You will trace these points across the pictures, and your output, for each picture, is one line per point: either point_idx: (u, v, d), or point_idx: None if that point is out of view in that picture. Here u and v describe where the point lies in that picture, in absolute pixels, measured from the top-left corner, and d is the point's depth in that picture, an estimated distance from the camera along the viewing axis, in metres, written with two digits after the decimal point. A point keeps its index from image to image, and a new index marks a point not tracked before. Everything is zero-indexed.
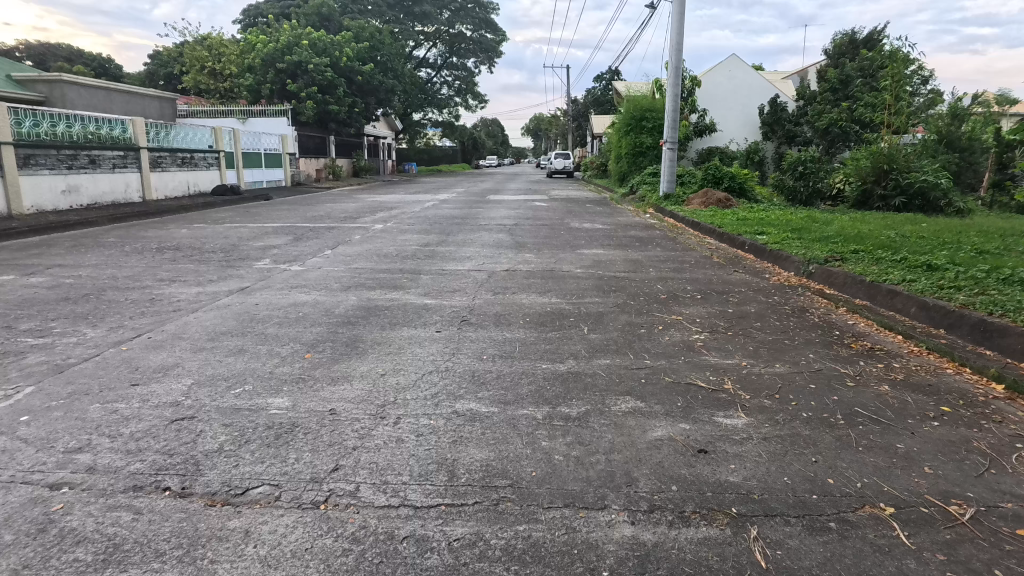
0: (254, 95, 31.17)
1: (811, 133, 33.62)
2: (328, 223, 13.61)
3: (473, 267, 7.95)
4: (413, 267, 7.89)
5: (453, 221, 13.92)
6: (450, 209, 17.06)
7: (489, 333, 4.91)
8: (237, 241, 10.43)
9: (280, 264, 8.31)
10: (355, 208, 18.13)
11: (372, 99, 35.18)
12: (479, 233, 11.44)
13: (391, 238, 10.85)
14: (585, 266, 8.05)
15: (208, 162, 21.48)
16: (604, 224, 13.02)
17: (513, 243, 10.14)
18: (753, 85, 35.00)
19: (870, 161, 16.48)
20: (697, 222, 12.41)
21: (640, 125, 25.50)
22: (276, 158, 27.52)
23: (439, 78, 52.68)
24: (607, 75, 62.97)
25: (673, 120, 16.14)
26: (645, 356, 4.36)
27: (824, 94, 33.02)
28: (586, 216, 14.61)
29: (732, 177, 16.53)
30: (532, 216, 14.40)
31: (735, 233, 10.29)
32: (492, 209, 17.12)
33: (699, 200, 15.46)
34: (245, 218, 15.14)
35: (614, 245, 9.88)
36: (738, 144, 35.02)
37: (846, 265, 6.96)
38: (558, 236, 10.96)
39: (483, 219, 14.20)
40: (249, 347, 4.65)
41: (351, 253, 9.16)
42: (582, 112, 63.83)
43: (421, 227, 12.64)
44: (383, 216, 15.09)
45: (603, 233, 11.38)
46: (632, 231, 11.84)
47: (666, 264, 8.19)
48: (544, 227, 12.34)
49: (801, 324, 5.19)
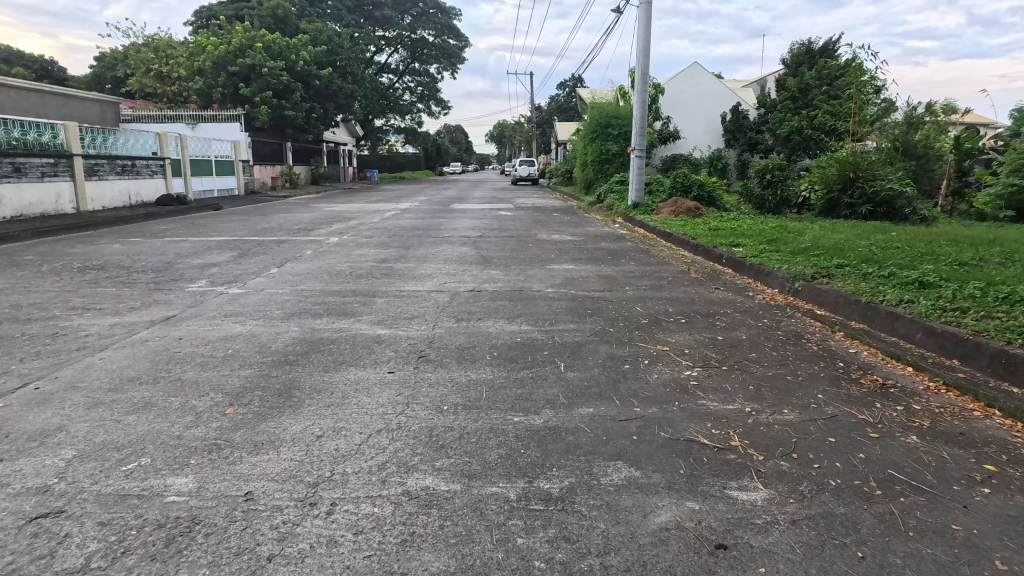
0: (204, 99, 29.72)
1: (773, 140, 33.96)
2: (279, 235, 12.69)
3: (434, 287, 7.24)
4: (367, 288, 7.15)
5: (414, 232, 13.18)
6: (412, 219, 16.31)
7: (452, 374, 4.22)
8: (173, 257, 9.47)
9: (217, 286, 7.44)
10: (310, 218, 17.18)
11: (331, 104, 34.06)
12: (441, 246, 10.75)
13: (346, 253, 10.05)
14: (555, 284, 7.43)
15: (152, 170, 20.15)
16: (573, 235, 12.47)
17: (477, 258, 9.47)
18: (716, 93, 35.28)
19: (837, 169, 16.40)
20: (669, 232, 11.97)
21: (605, 132, 25.17)
22: (229, 165, 26.23)
23: (401, 83, 51.73)
24: (571, 82, 62.96)
25: (641, 126, 15.74)
26: (633, 402, 3.74)
27: (784, 102, 33.38)
28: (553, 226, 14.04)
29: (701, 185, 16.22)
30: (497, 227, 13.76)
31: (710, 245, 9.82)
32: (455, 219, 16.42)
33: (669, 209, 15.10)
34: (189, 230, 14.06)
35: (585, 259, 9.30)
36: (701, 150, 35.09)
37: (835, 282, 6.52)
38: (526, 249, 10.35)
39: (445, 230, 13.50)
40: (159, 399, 3.85)
41: (300, 271, 8.35)
42: (546, 118, 63.71)
43: (380, 240, 11.85)
44: (340, 228, 14.22)
45: (573, 245, 10.81)
46: (602, 242, 11.30)
47: (642, 281, 7.63)
48: (511, 239, 11.72)
49: (800, 355, 4.65)
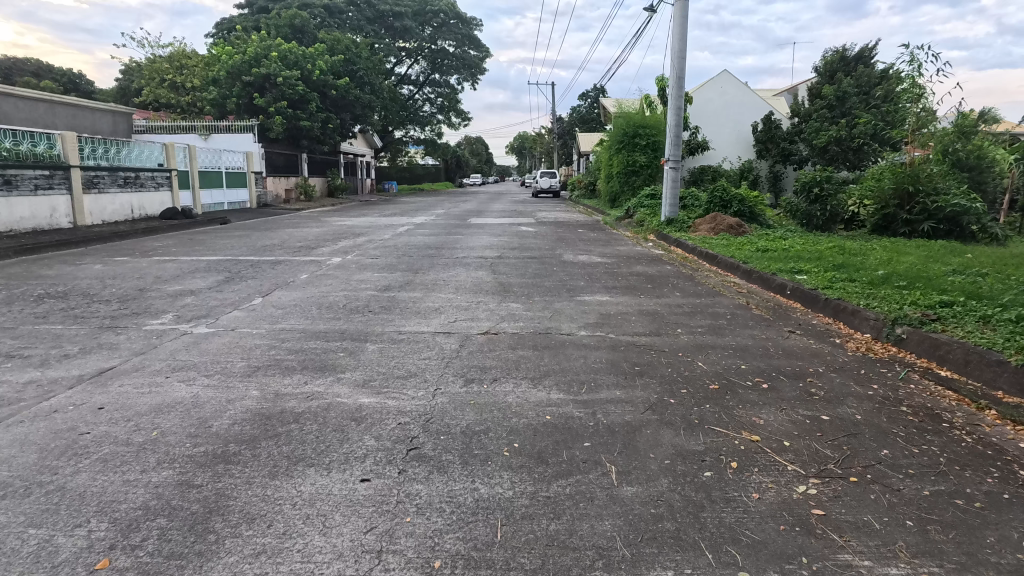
0: (219, 110, 29.07)
1: (807, 151, 32.16)
2: (277, 254, 11.54)
3: (441, 327, 5.93)
4: (360, 328, 5.87)
5: (425, 251, 11.92)
6: (426, 235, 15.12)
7: (451, 487, 2.89)
8: (149, 284, 8.33)
9: (183, 323, 6.24)
10: (317, 234, 16.10)
11: (347, 114, 33.29)
12: (455, 270, 9.46)
13: (346, 278, 8.83)
14: (588, 323, 6.05)
15: (157, 183, 19.27)
16: (603, 256, 11.10)
17: (494, 286, 8.14)
18: (746, 102, 33.77)
19: (893, 183, 14.76)
20: (713, 254, 10.52)
21: (632, 143, 23.80)
22: (240, 178, 25.44)
23: (421, 94, 51.03)
24: (593, 92, 61.72)
25: (676, 135, 14.34)
26: (735, 556, 2.37)
27: (819, 111, 31.50)
28: (580, 246, 12.65)
29: (742, 200, 14.75)
30: (518, 246, 12.45)
31: (767, 272, 8.34)
32: (472, 235, 15.14)
33: (707, 226, 13.69)
34: (185, 248, 13.01)
35: (621, 288, 7.91)
36: (731, 162, 33.98)
37: (953, 331, 5.04)
38: (551, 275, 9.00)
39: (460, 249, 12.23)
40: (15, 531, 2.58)
41: (285, 303, 7.12)
42: (567, 130, 62.56)
43: (386, 261, 10.60)
44: (345, 246, 13.03)
45: (604, 270, 9.43)
46: (638, 266, 9.91)
47: (695, 321, 6.21)
48: (532, 261, 10.37)
49: (956, 458, 3.23)
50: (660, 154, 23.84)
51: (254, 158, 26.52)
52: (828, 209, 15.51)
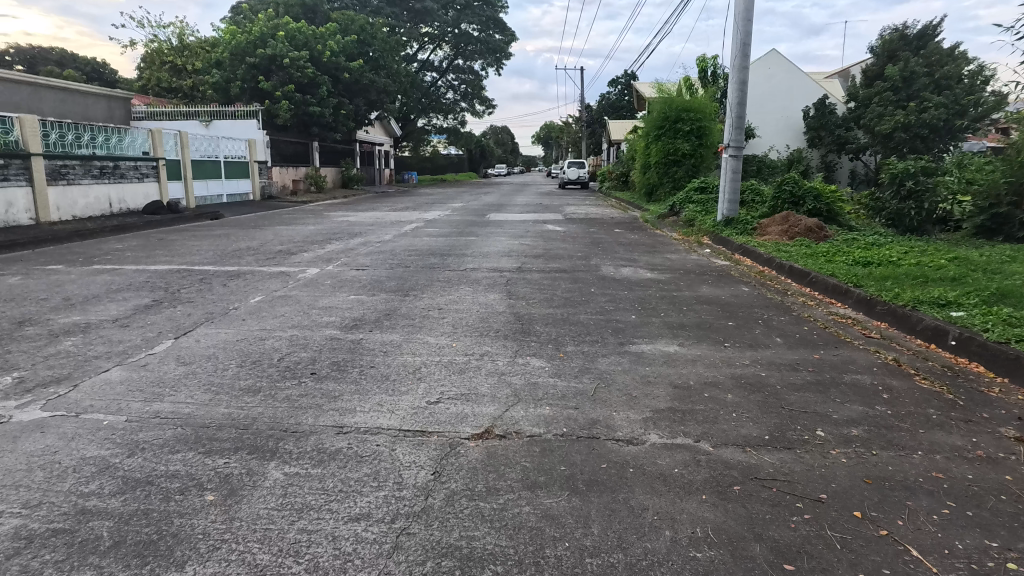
0: (224, 96, 27.15)
1: (866, 139, 28.81)
2: (244, 264, 9.34)
3: (411, 418, 3.57)
4: (274, 420, 3.52)
5: (427, 259, 9.62)
6: (436, 236, 12.84)
7: None
8: (41, 313, 6.13)
9: (15, 396, 3.98)
10: (310, 233, 13.92)
11: (361, 100, 31.19)
12: (459, 292, 7.07)
13: (308, 304, 6.53)
14: (662, 412, 3.63)
15: (141, 173, 17.29)
16: (652, 269, 8.63)
17: (509, 321, 5.73)
18: (796, 86, 30.80)
19: (1009, 174, 11.43)
20: (800, 269, 7.95)
21: (672, 129, 21.11)
22: (241, 168, 23.51)
23: (444, 81, 48.61)
24: (623, 78, 58.61)
25: (738, 116, 11.73)
26: None
27: (881, 94, 27.98)
28: (621, 253, 10.18)
29: (817, 196, 12.06)
30: (542, 253, 10.06)
31: (904, 306, 5.76)
32: (489, 237, 12.75)
33: (778, 228, 11.05)
34: (145, 252, 10.91)
35: (694, 330, 5.44)
36: (778, 152, 31.03)
37: None
38: (586, 301, 6.60)
39: (472, 256, 9.88)
40: None
41: (196, 354, 4.83)
42: (595, 118, 59.64)
43: (374, 274, 8.31)
44: (335, 250, 10.80)
45: (661, 294, 6.95)
46: (704, 287, 7.39)
47: (838, 409, 3.73)
48: (562, 277, 7.96)
49: None
50: (705, 142, 21.06)
51: (257, 146, 24.50)
52: (925, 209, 12.42)
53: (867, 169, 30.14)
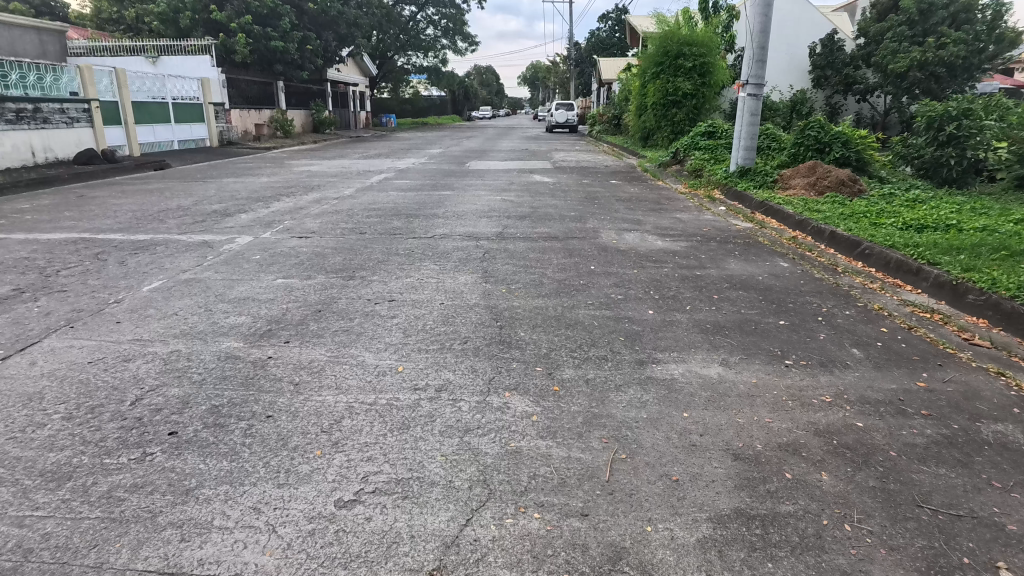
0: (174, 28, 24.38)
1: (875, 78, 26.83)
2: (163, 229, 7.63)
3: (304, 549, 2.08)
4: (53, 568, 2.01)
5: (389, 220, 7.98)
6: (405, 190, 11.14)
7: None
8: None
9: None
10: (261, 185, 12.10)
11: (329, 34, 28.41)
12: (419, 271, 5.48)
13: (216, 294, 4.93)
14: (728, 527, 2.17)
15: (69, 118, 15.11)
16: (662, 234, 7.07)
17: (483, 322, 4.19)
18: (802, 20, 28.49)
19: None
20: (847, 237, 6.42)
21: (673, 65, 19.10)
22: (194, 110, 21.18)
23: (422, 15, 45.14)
24: (614, 13, 55.02)
25: (760, 46, 9.89)
26: None
27: (895, 28, 25.69)
28: (621, 211, 8.59)
29: (846, 142, 10.41)
30: (527, 213, 8.44)
31: (1013, 298, 4.29)
32: (467, 190, 11.06)
33: (805, 182, 9.45)
34: (52, 213, 9.13)
35: (739, 337, 3.95)
36: (781, 93, 29.06)
37: None
38: (585, 284, 5.08)
39: (443, 216, 8.26)
40: None
41: (14, 390, 3.27)
42: (584, 57, 56.42)
43: (319, 244, 6.69)
44: (282, 208, 9.09)
45: (681, 273, 5.42)
46: (732, 261, 5.87)
47: (1010, 508, 2.29)
48: (551, 247, 6.39)
49: None
50: (708, 80, 19.08)
51: (211, 86, 22.06)
52: (968, 158, 10.80)
53: (873, 111, 28.28)
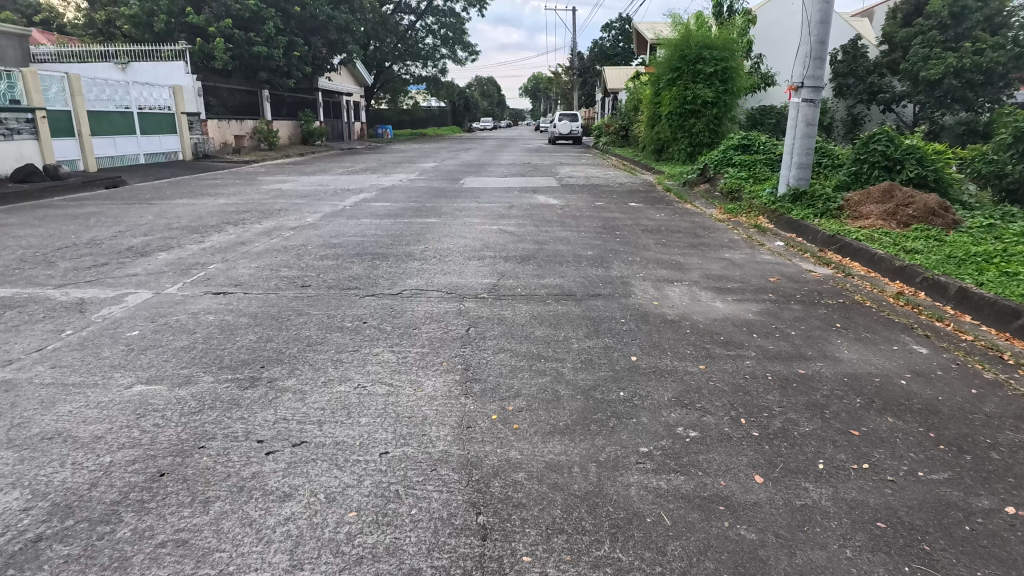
0: (150, 33, 22.68)
1: (904, 86, 24.94)
2: (44, 278, 5.70)
3: None
4: None
5: (349, 263, 6.05)
6: (385, 213, 9.24)
7: None
8: None
9: None
10: (214, 207, 10.19)
11: (318, 39, 26.69)
12: (362, 367, 3.51)
13: (15, 419, 2.97)
14: None
15: (8, 129, 13.25)
16: (719, 289, 5.11)
17: (449, 515, 2.21)
18: None
19: None
20: (992, 300, 4.46)
21: (691, 70, 17.30)
22: (165, 121, 19.38)
23: (422, 24, 43.60)
24: (618, 22, 53.35)
25: (819, 40, 8.00)
26: None
27: (925, 33, 23.79)
28: (652, 249, 6.67)
29: (922, 159, 8.51)
30: (531, 251, 6.49)
31: None
32: (457, 215, 9.14)
33: (882, 208, 7.49)
34: None
35: (961, 569, 1.98)
36: None
37: None
38: (628, 399, 3.10)
39: (420, 255, 6.33)
40: None
41: None
42: (586, 67, 54.81)
43: (237, 307, 4.73)
44: (221, 243, 7.19)
45: (775, 373, 3.45)
46: (841, 344, 3.90)
47: None
48: (567, 313, 4.44)
49: None
50: (730, 87, 17.21)
51: (184, 94, 20.27)
52: None
53: (900, 122, 26.41)
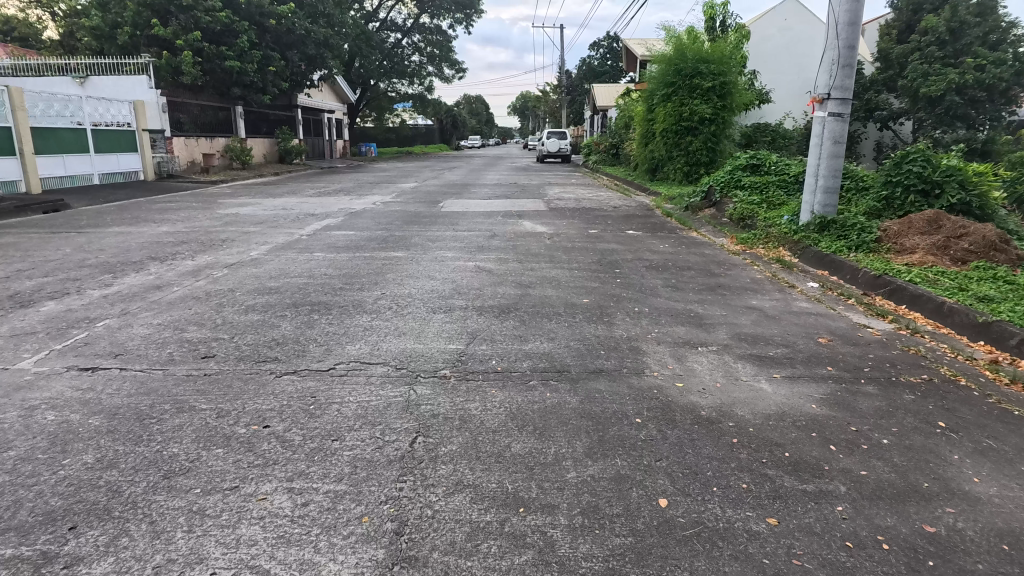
0: (114, 46, 21.39)
1: (902, 103, 24.17)
2: None
3: None
4: None
5: (280, 318, 4.73)
6: (346, 244, 7.93)
7: None
8: None
9: None
10: (151, 236, 8.86)
11: (294, 54, 25.52)
12: (228, 530, 2.18)
13: None
14: None
15: None
16: (760, 360, 3.85)
17: None
18: (817, 38, 25.55)
19: None
20: None
21: (686, 84, 16.28)
22: (124, 138, 18.04)
23: (408, 42, 42.72)
24: (606, 40, 52.94)
25: (849, 44, 6.88)
26: None
27: (924, 49, 23.06)
28: (663, 296, 5.41)
29: (964, 183, 7.37)
30: (513, 299, 5.20)
31: None
32: (429, 246, 7.87)
33: (929, 240, 6.32)
34: None
35: None
36: (795, 120, 25.93)
37: None
38: None
39: (371, 306, 5.01)
40: None
41: None
42: (574, 85, 54.26)
43: (99, 394, 3.39)
44: (132, 288, 5.83)
45: (893, 538, 2.16)
46: (964, 467, 2.64)
47: None
48: (558, 406, 3.14)
49: None
50: (728, 103, 16.21)
51: (146, 110, 18.95)
52: None
53: (897, 139, 25.63)
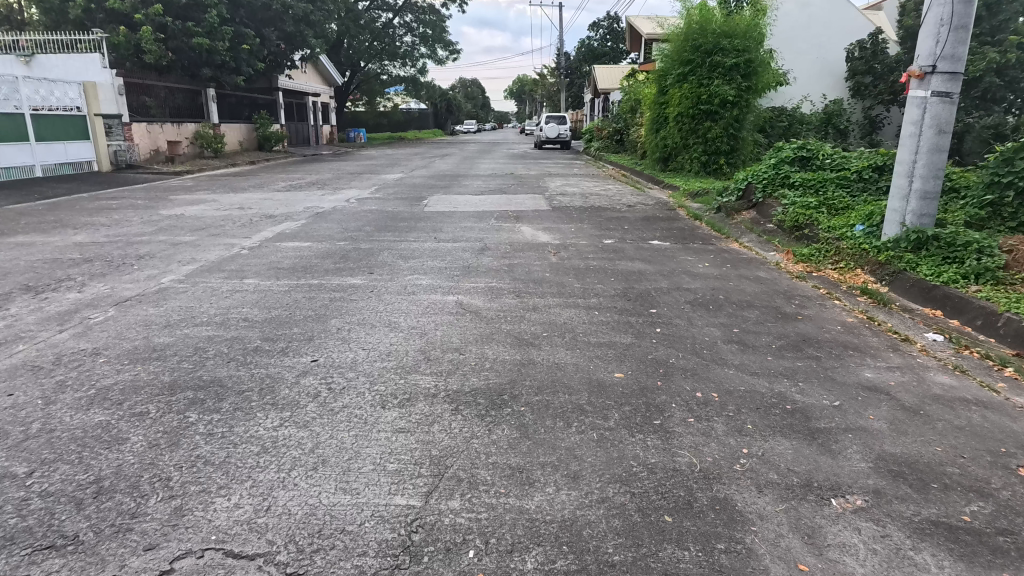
0: (67, 21, 19.30)
1: None
2: None
3: None
4: None
5: (133, 421, 2.93)
6: (293, 264, 6.13)
7: None
8: None
9: None
10: (53, 250, 7.00)
11: (270, 31, 23.40)
12: None
13: None
14: None
15: None
16: (959, 546, 2.11)
17: None
18: (836, 15, 23.65)
19: None
20: None
21: (706, 63, 14.39)
22: (73, 125, 16.09)
23: (399, 21, 40.35)
24: (606, 20, 50.54)
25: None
26: None
27: None
28: (731, 365, 3.64)
29: None
30: (507, 374, 3.43)
31: None
32: (397, 267, 6.04)
33: None
34: None
35: None
36: (813, 103, 23.81)
37: None
38: None
39: (285, 392, 3.22)
40: None
41: None
42: (573, 67, 51.86)
43: None
44: None
45: None
46: None
47: None
48: None
49: None
50: (752, 83, 14.34)
51: (99, 93, 16.96)
52: None
53: None
